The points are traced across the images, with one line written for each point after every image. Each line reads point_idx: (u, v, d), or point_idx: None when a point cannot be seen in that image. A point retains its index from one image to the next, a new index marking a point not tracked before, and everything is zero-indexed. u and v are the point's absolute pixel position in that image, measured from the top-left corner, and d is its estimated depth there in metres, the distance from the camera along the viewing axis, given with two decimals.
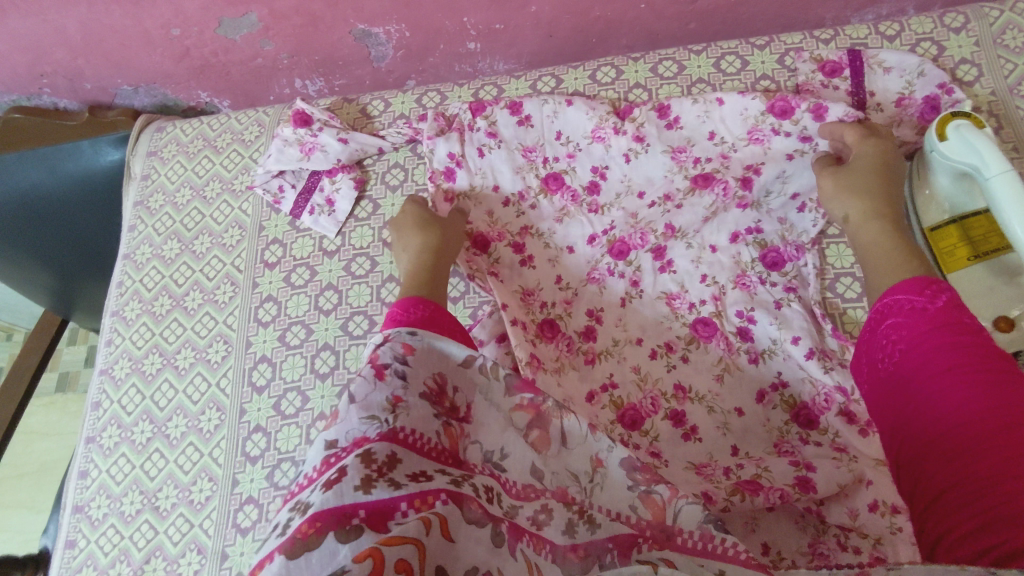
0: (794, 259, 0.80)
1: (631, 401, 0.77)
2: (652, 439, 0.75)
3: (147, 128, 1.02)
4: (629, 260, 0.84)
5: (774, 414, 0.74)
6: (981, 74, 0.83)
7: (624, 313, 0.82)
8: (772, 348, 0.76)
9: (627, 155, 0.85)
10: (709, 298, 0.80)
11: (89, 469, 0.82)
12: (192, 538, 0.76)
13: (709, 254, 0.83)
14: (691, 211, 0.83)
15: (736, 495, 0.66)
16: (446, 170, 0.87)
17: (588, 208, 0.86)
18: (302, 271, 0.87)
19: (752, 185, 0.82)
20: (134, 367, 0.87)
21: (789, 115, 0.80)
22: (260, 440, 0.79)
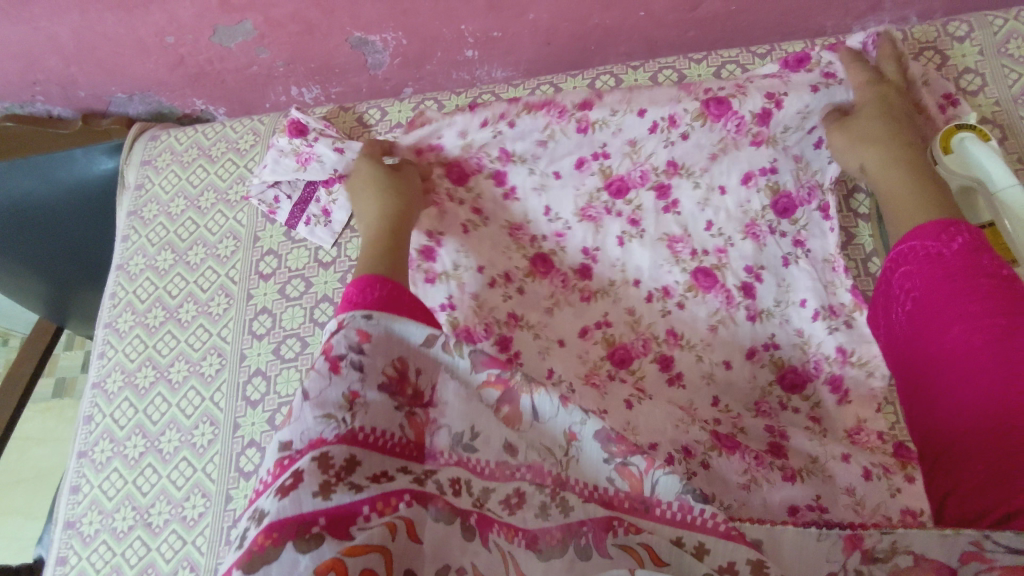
0: (805, 204, 0.79)
1: (622, 339, 0.79)
2: (638, 376, 0.77)
3: (141, 137, 1.01)
4: (628, 199, 0.81)
5: (762, 371, 0.76)
6: (985, 84, 0.82)
7: (622, 254, 0.81)
8: (772, 309, 0.78)
9: (636, 81, 0.77)
10: (713, 248, 0.80)
11: (81, 484, 0.81)
12: (185, 554, 0.75)
13: (717, 196, 0.80)
14: (696, 145, 0.77)
15: (714, 451, 0.67)
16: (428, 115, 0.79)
17: (578, 125, 0.75)
18: (297, 283, 0.86)
19: (770, 119, 0.75)
20: (126, 380, 0.86)
21: (806, 64, 0.74)
22: (254, 456, 0.78)
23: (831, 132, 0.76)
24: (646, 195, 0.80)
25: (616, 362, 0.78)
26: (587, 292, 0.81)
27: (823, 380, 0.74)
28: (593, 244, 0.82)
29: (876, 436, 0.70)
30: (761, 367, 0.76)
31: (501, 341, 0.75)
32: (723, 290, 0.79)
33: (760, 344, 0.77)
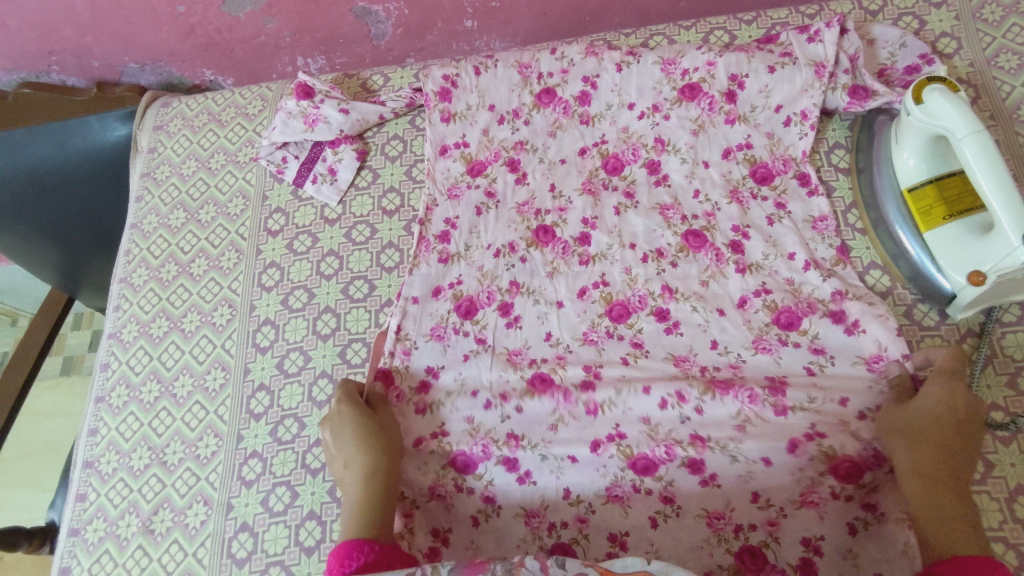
0: (782, 173, 0.84)
1: (620, 297, 0.80)
2: (637, 331, 0.78)
3: (153, 104, 1.06)
4: (623, 175, 0.87)
5: (755, 316, 0.77)
6: (961, 47, 0.86)
7: (619, 220, 0.84)
8: (760, 262, 0.79)
9: (620, 66, 0.89)
10: (702, 214, 0.83)
11: (99, 427, 0.85)
12: (198, 490, 0.78)
13: (702, 169, 0.86)
14: (678, 123, 0.87)
15: (707, 395, 0.71)
16: (445, 111, 0.91)
17: (580, 119, 0.90)
18: (304, 239, 0.90)
19: (736, 99, 0.86)
20: (141, 331, 0.90)
21: (773, 41, 0.88)
22: (264, 398, 0.82)
23: (797, 102, 0.85)
24: (639, 170, 0.87)
25: (613, 317, 0.79)
26: (584, 256, 0.83)
27: (819, 314, 0.75)
28: (592, 214, 0.85)
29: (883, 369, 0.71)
30: (754, 312, 0.77)
31: (502, 306, 0.81)
32: (712, 248, 0.81)
33: (751, 292, 0.78)
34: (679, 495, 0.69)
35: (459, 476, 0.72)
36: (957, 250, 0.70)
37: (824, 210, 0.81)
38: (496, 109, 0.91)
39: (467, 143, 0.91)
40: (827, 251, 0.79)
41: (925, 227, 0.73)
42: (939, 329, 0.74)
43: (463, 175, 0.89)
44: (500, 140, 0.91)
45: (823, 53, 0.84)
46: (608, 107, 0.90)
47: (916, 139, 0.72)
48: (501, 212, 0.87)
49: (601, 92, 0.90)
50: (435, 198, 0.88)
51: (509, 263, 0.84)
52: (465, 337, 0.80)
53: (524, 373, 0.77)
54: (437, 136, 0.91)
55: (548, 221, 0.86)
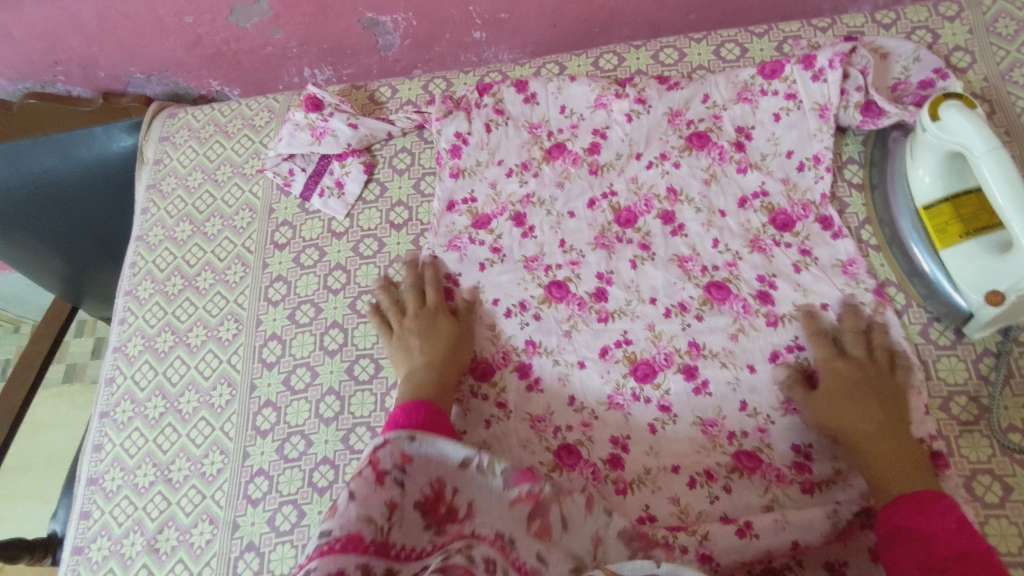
0: (803, 218, 0.81)
1: (644, 356, 0.77)
2: (664, 392, 0.75)
3: (159, 115, 1.05)
4: (637, 227, 0.84)
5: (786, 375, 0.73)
6: (974, 61, 0.85)
7: (636, 275, 0.81)
8: (790, 314, 0.76)
9: (630, 116, 0.88)
10: (723, 264, 0.80)
11: (103, 443, 0.84)
12: (204, 508, 0.77)
13: (719, 219, 0.82)
14: (689, 172, 0.85)
15: (735, 473, 0.70)
16: (452, 147, 0.90)
17: (589, 169, 0.88)
18: (311, 253, 0.90)
19: (745, 148, 0.85)
20: (146, 345, 0.89)
21: (778, 75, 0.86)
22: (270, 414, 0.81)
23: (807, 147, 0.83)
24: (654, 221, 0.83)
25: (638, 377, 0.76)
26: (603, 313, 0.80)
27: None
28: (607, 268, 0.82)
29: (915, 442, 0.68)
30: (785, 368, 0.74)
31: (520, 368, 0.78)
32: (737, 299, 0.78)
33: (783, 346, 0.75)
34: (717, 551, 0.64)
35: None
36: (974, 269, 0.69)
37: (851, 252, 0.78)
38: (505, 163, 0.89)
39: (475, 198, 0.88)
40: (862, 293, 0.76)
41: (941, 245, 0.71)
42: (955, 349, 0.72)
43: (467, 228, 0.86)
44: (508, 194, 0.88)
45: (826, 94, 0.83)
46: (618, 156, 0.87)
47: (933, 155, 0.71)
48: (506, 267, 0.83)
49: (611, 141, 0.88)
50: (439, 252, 0.85)
51: (522, 322, 0.80)
52: (482, 402, 0.77)
53: (551, 444, 0.74)
54: (446, 192, 0.88)
55: (561, 276, 0.82)
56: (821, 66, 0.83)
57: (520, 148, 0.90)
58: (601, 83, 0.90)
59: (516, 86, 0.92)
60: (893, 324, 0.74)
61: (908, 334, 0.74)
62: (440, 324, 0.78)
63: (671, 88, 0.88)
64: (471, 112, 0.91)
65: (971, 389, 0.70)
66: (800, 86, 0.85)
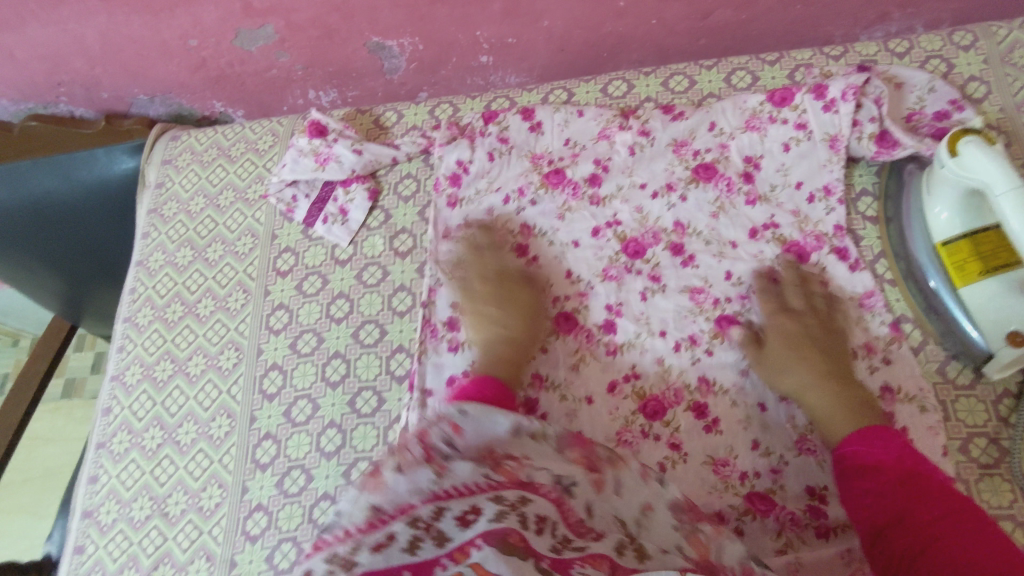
0: (816, 250, 0.79)
1: (654, 392, 0.75)
2: (674, 430, 0.73)
3: (161, 137, 1.03)
4: (646, 258, 0.82)
5: (800, 412, 0.72)
6: (990, 92, 0.83)
7: (645, 307, 0.79)
8: None
9: (632, 148, 0.86)
10: (736, 296, 0.79)
11: (99, 475, 0.83)
12: (201, 544, 0.76)
13: (730, 250, 0.81)
14: (696, 205, 0.83)
15: (747, 515, 0.68)
16: (452, 176, 0.89)
17: (589, 202, 0.86)
18: (314, 280, 0.88)
19: (753, 179, 0.84)
20: (145, 373, 0.87)
21: (788, 103, 0.84)
22: (270, 447, 0.79)
23: (818, 178, 0.82)
24: (662, 253, 0.82)
25: (648, 415, 0.74)
26: (611, 346, 0.78)
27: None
28: (616, 300, 0.80)
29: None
30: (797, 407, 0.72)
31: (526, 402, 0.77)
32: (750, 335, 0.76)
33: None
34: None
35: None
36: (994, 309, 0.67)
37: (868, 285, 0.76)
38: (502, 190, 0.88)
39: (469, 224, 0.87)
40: (879, 330, 0.74)
41: (959, 283, 0.70)
42: (974, 389, 0.71)
43: (465, 256, 0.85)
44: (505, 221, 0.87)
45: (838, 124, 0.81)
46: (619, 189, 0.86)
47: (951, 192, 0.70)
48: None
49: (612, 174, 0.86)
50: (437, 278, 0.84)
51: (529, 354, 0.79)
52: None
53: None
54: (442, 220, 0.87)
55: (568, 308, 0.81)
56: (833, 96, 0.82)
57: (520, 175, 0.88)
58: (606, 116, 0.88)
59: (522, 114, 0.90)
60: (912, 361, 0.72)
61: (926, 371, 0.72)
62: (514, 325, 0.78)
63: (676, 117, 0.87)
64: (475, 141, 0.90)
65: (990, 431, 0.68)
66: (810, 117, 0.83)
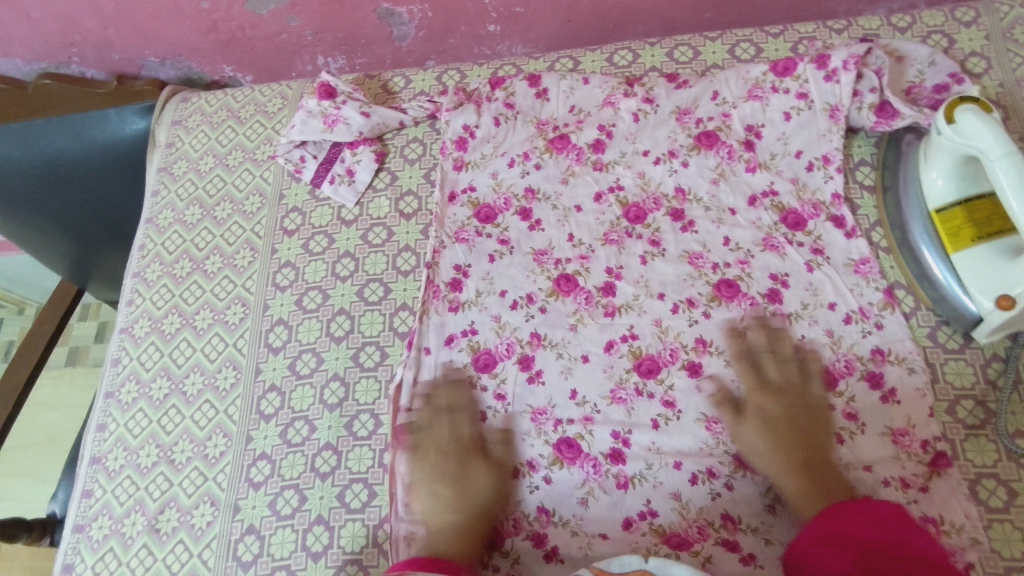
0: (814, 217, 0.81)
1: (649, 351, 0.76)
2: (668, 388, 0.74)
3: (172, 99, 1.05)
4: (646, 223, 0.83)
5: (791, 373, 0.73)
6: (990, 67, 0.84)
7: (645, 270, 0.81)
8: (800, 312, 0.76)
9: (637, 115, 0.88)
10: (734, 261, 0.80)
11: (107, 422, 0.85)
12: (205, 490, 0.78)
13: (729, 217, 0.82)
14: (697, 171, 0.85)
15: (737, 471, 0.70)
16: (459, 140, 0.90)
17: (593, 166, 0.88)
18: (320, 239, 0.90)
19: (755, 147, 0.85)
20: (153, 326, 0.89)
21: (790, 73, 0.86)
22: (274, 399, 0.81)
23: (817, 147, 0.83)
24: (662, 218, 0.83)
25: (642, 373, 0.75)
26: (609, 307, 0.79)
27: (857, 377, 0.72)
28: (616, 263, 0.82)
29: (919, 443, 0.68)
30: (790, 368, 0.73)
31: (522, 359, 0.78)
32: (746, 298, 0.77)
33: (789, 346, 0.74)
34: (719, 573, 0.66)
35: (489, 551, 0.71)
36: (985, 274, 0.69)
37: (864, 252, 0.78)
38: (508, 154, 0.89)
39: (475, 188, 0.88)
40: (873, 294, 0.76)
41: (953, 249, 0.71)
42: (964, 353, 0.72)
43: (470, 219, 0.86)
44: (509, 184, 0.88)
45: (838, 94, 0.83)
46: (623, 154, 0.87)
47: (948, 159, 0.71)
48: (515, 257, 0.83)
49: (615, 140, 0.88)
50: (442, 241, 0.85)
51: (528, 314, 0.80)
52: (482, 392, 0.77)
53: (551, 437, 0.74)
54: (448, 183, 0.88)
55: (569, 270, 0.82)
56: (834, 66, 0.83)
57: (525, 141, 0.90)
58: (611, 83, 0.90)
59: (530, 80, 0.92)
60: (903, 326, 0.74)
61: (918, 336, 0.74)
62: (475, 482, 0.72)
63: (680, 86, 0.88)
64: (482, 106, 0.91)
65: (977, 394, 0.70)
66: (812, 86, 0.84)
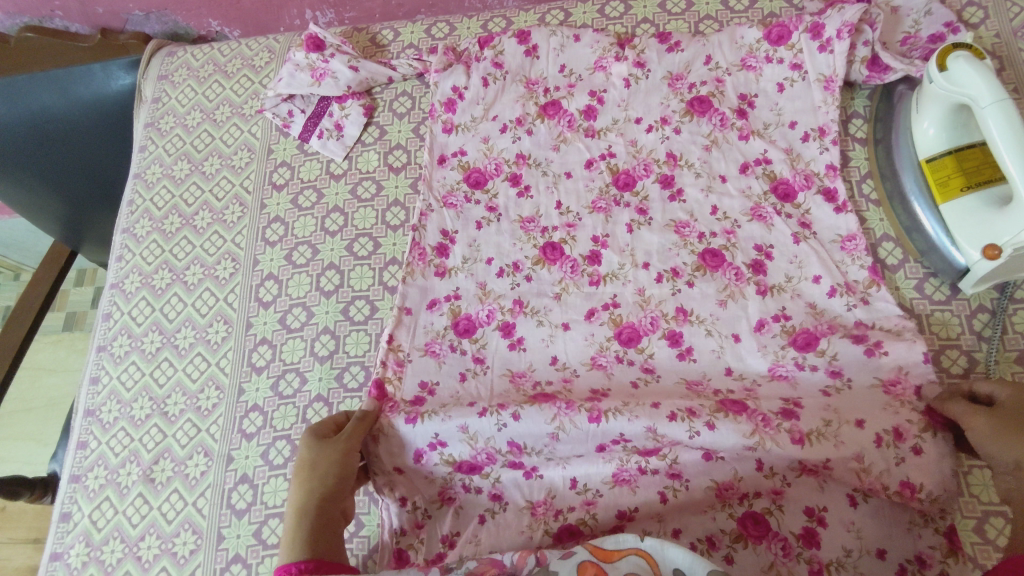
0: (805, 189, 0.79)
1: (630, 320, 0.76)
2: (648, 355, 0.74)
3: (158, 53, 1.04)
4: (635, 191, 0.83)
5: (773, 342, 0.73)
6: (987, 17, 0.83)
7: (631, 239, 0.80)
8: (783, 285, 0.75)
9: (628, 81, 0.87)
10: (721, 232, 0.79)
11: (101, 376, 0.85)
12: (199, 441, 0.78)
13: (719, 185, 0.81)
14: (689, 138, 0.84)
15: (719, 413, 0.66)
16: (448, 101, 0.89)
17: (585, 133, 0.86)
18: (309, 194, 0.89)
19: (747, 116, 0.84)
20: (144, 282, 0.89)
21: (785, 42, 0.84)
22: (266, 352, 0.81)
23: (812, 118, 0.82)
24: (652, 187, 0.82)
25: (623, 341, 0.75)
26: (595, 276, 0.79)
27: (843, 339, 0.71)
28: (603, 232, 0.81)
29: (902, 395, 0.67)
30: (771, 336, 0.73)
31: (503, 327, 0.77)
32: (731, 268, 0.77)
33: (770, 316, 0.74)
34: (684, 472, 0.67)
35: (467, 476, 0.71)
36: (974, 224, 0.68)
37: (852, 228, 0.76)
38: (499, 119, 0.88)
39: (466, 152, 0.87)
40: (859, 272, 0.74)
41: (941, 200, 0.71)
42: (950, 304, 0.73)
43: (459, 183, 0.85)
44: (501, 150, 0.87)
45: (833, 65, 0.82)
46: (615, 122, 0.86)
47: (940, 109, 0.70)
48: (502, 225, 0.83)
49: (607, 106, 0.87)
50: (429, 205, 0.84)
51: (513, 282, 0.80)
52: (460, 355, 0.76)
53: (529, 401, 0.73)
54: (438, 147, 0.87)
55: (555, 238, 0.81)
56: (828, 37, 0.81)
57: (515, 102, 0.88)
58: (602, 44, 0.88)
59: (518, 37, 0.90)
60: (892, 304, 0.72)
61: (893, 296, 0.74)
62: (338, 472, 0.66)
63: (672, 50, 0.86)
64: (471, 67, 0.90)
65: (964, 344, 0.71)
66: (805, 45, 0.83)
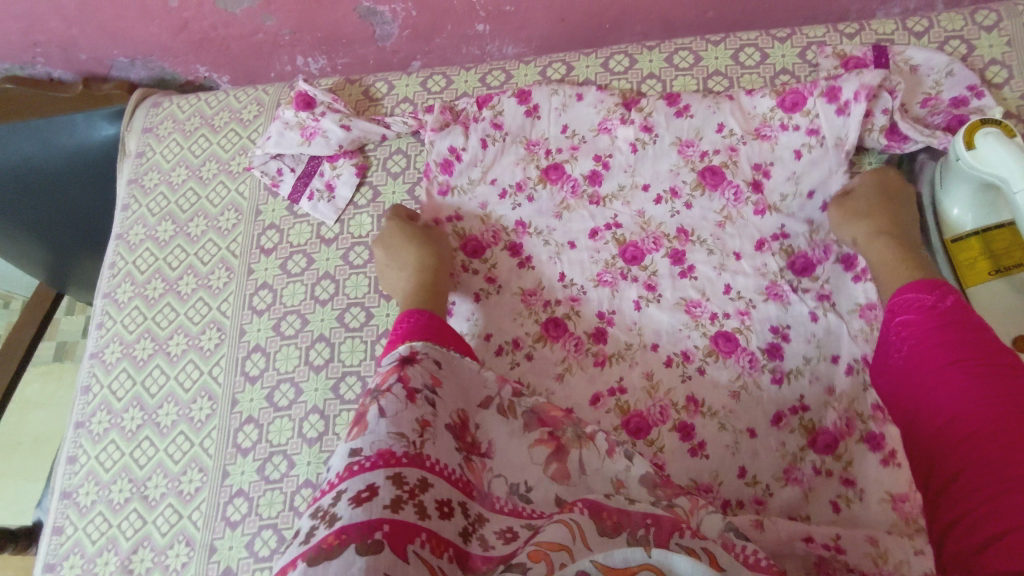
0: (823, 261, 0.75)
1: (638, 407, 0.72)
2: (657, 450, 0.70)
3: (143, 104, 0.99)
4: (643, 265, 0.78)
5: (791, 445, 0.69)
6: (1012, 77, 0.78)
7: (639, 316, 0.76)
8: (802, 367, 0.71)
9: (635, 145, 0.81)
10: (734, 312, 0.75)
11: (78, 455, 0.81)
12: (180, 529, 0.74)
13: (733, 262, 0.77)
14: (702, 213, 0.79)
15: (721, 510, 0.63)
16: (444, 162, 0.84)
17: (589, 200, 0.82)
18: (299, 260, 0.85)
19: (763, 188, 0.78)
20: (125, 352, 0.85)
21: (799, 108, 0.77)
22: (252, 432, 0.77)
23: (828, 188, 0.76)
24: (661, 260, 0.78)
25: (631, 432, 0.71)
26: (600, 355, 0.75)
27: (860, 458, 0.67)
28: (609, 307, 0.77)
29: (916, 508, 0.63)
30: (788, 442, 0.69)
31: None
32: (746, 353, 0.73)
33: (787, 408, 0.70)
34: None
35: None
36: (1005, 311, 0.66)
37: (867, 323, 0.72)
38: (499, 183, 0.84)
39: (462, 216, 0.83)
40: None
41: (967, 284, 0.68)
42: None
43: (457, 252, 0.82)
44: (500, 217, 0.83)
45: (850, 129, 0.75)
46: (621, 187, 0.82)
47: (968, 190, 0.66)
48: (503, 297, 0.79)
49: (613, 171, 0.82)
50: None
51: (513, 360, 0.76)
52: None
53: None
54: (436, 214, 0.83)
55: (558, 312, 0.78)
56: (846, 99, 0.75)
57: (514, 165, 0.84)
58: (606, 104, 0.83)
59: (518, 96, 0.84)
60: None
61: None
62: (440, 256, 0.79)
63: (681, 113, 0.80)
64: (467, 127, 0.84)
65: None
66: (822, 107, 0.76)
